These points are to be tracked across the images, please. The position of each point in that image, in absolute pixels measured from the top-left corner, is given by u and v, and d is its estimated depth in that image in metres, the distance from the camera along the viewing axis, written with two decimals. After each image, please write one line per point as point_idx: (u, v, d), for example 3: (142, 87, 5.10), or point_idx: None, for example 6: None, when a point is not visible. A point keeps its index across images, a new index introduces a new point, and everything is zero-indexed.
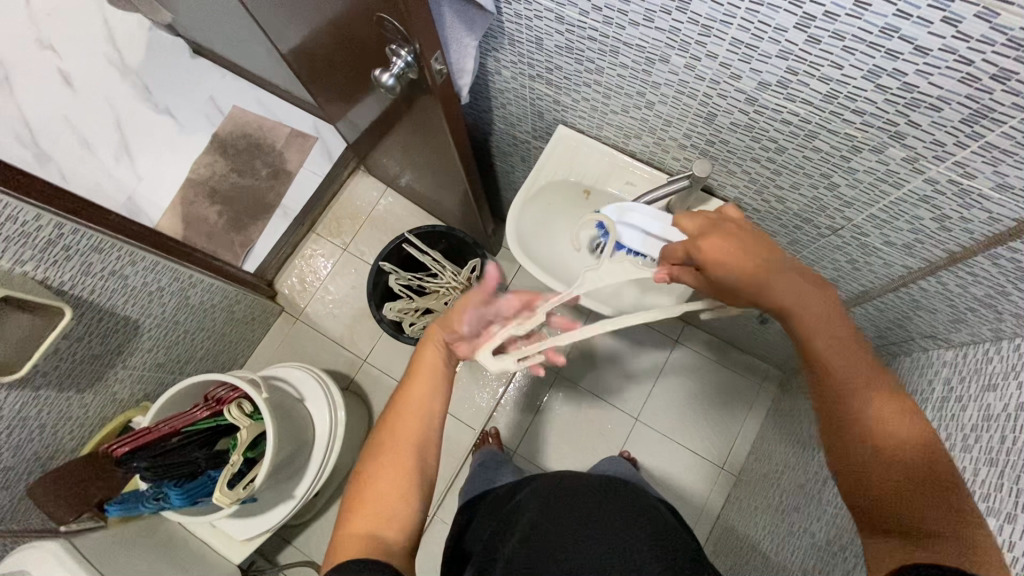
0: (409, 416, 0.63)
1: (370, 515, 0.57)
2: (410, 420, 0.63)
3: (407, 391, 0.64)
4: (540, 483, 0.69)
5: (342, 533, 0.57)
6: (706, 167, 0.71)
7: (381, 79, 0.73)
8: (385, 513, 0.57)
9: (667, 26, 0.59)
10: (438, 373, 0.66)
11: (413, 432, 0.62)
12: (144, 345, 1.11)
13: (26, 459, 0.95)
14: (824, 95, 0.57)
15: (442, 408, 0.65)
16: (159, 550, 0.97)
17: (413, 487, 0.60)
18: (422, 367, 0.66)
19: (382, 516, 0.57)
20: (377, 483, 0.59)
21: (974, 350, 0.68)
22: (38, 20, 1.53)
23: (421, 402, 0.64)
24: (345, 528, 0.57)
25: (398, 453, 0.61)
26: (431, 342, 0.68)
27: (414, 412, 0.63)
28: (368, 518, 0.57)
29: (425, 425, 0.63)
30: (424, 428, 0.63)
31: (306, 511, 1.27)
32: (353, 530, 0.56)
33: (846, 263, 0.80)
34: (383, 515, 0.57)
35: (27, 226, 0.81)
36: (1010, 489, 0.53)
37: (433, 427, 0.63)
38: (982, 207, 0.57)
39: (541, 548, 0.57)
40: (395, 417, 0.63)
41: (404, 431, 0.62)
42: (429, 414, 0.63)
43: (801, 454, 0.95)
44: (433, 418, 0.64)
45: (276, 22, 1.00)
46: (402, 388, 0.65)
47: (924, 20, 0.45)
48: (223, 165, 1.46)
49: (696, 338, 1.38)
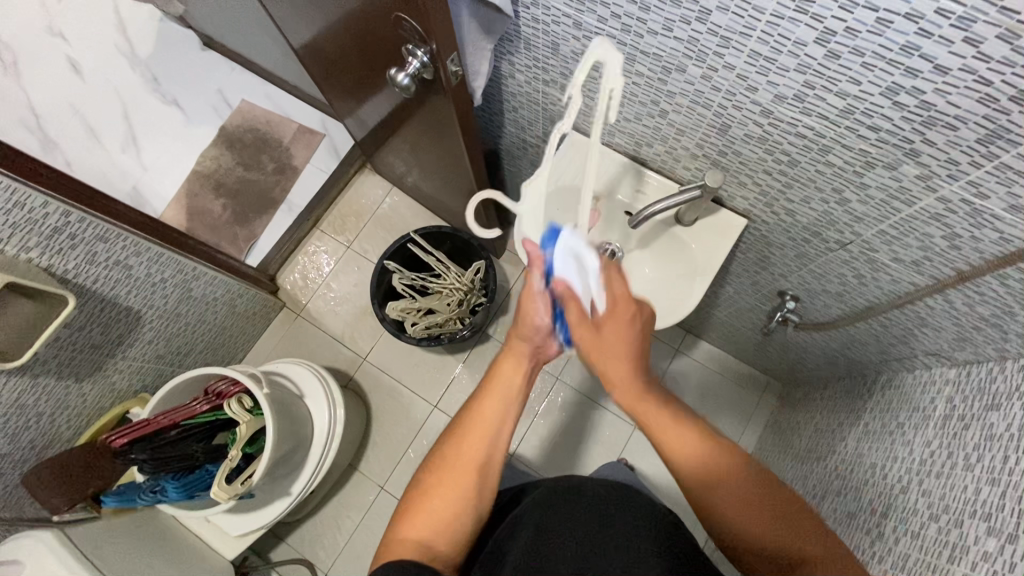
0: (478, 431, 0.65)
1: (424, 523, 0.59)
2: (480, 437, 0.64)
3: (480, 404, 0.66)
4: (544, 487, 0.69)
5: (396, 537, 0.59)
6: (718, 178, 0.72)
7: (396, 78, 0.74)
8: (440, 526, 0.59)
9: (686, 37, 0.60)
10: (513, 387, 0.67)
11: (478, 449, 0.64)
12: (145, 337, 1.11)
13: (23, 446, 0.94)
14: (841, 110, 0.57)
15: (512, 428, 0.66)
16: (154, 543, 0.97)
17: (470, 506, 0.61)
18: (496, 380, 0.67)
19: (436, 528, 0.59)
20: (434, 495, 0.61)
21: (978, 369, 0.68)
22: (49, 8, 1.54)
23: (495, 416, 0.65)
24: (399, 533, 0.59)
25: (458, 469, 0.62)
26: (514, 351, 0.68)
27: (483, 431, 0.65)
28: (423, 528, 0.59)
29: (492, 443, 0.64)
30: (489, 449, 0.64)
31: (301, 508, 1.27)
32: (405, 535, 0.58)
33: (853, 278, 0.80)
34: (436, 528, 0.59)
35: (34, 213, 0.81)
36: (1012, 509, 0.52)
37: (499, 445, 0.65)
38: (993, 226, 0.57)
39: (543, 555, 0.58)
40: (464, 430, 0.65)
41: (468, 447, 0.64)
42: (500, 432, 0.65)
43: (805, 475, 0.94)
44: (499, 438, 0.65)
45: (289, 17, 1.00)
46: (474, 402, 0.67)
47: (944, 40, 0.45)
48: (230, 158, 1.46)
49: (696, 347, 1.39)
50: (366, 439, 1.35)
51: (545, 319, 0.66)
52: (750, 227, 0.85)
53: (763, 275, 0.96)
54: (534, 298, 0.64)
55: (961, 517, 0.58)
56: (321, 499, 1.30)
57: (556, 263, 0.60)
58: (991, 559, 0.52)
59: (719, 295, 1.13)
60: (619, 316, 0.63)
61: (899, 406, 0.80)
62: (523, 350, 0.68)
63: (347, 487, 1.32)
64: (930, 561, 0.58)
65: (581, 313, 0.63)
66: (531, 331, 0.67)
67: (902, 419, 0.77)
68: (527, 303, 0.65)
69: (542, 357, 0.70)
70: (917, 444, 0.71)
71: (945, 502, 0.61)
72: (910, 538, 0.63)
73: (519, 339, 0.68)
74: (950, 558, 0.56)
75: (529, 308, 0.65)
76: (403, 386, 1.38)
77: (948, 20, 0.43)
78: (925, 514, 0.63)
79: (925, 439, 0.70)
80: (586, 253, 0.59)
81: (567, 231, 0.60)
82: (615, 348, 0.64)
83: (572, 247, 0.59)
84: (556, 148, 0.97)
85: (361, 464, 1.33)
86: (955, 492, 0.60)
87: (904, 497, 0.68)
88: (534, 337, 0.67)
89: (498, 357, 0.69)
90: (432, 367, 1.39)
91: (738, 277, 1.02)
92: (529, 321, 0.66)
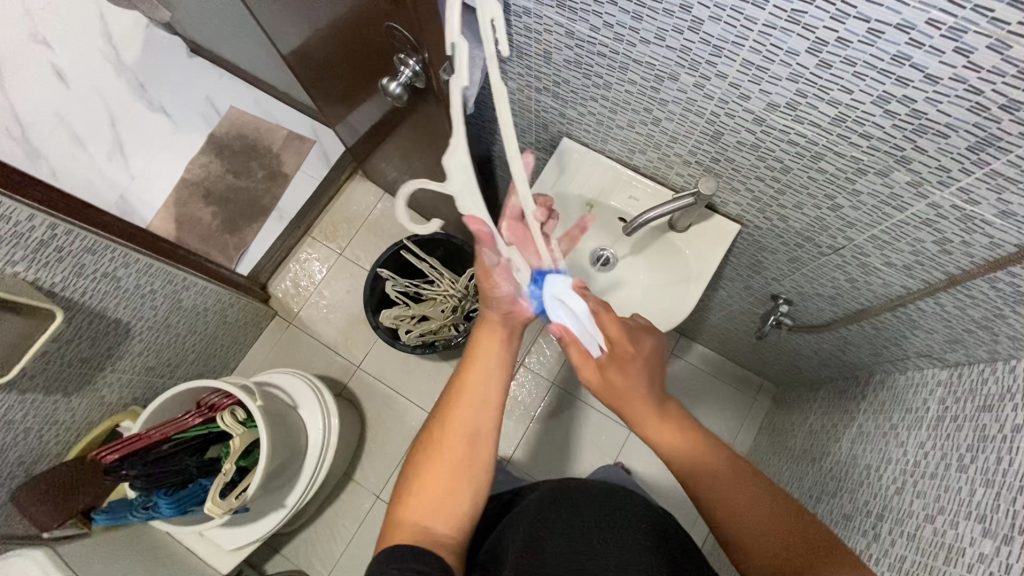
0: (462, 408, 0.63)
1: (420, 505, 0.58)
2: (466, 412, 0.63)
3: (461, 380, 0.66)
4: (545, 488, 0.69)
5: (395, 523, 0.57)
6: (710, 185, 0.73)
7: (389, 87, 0.74)
8: (436, 506, 0.58)
9: (679, 45, 0.60)
10: (493, 357, 0.67)
11: (464, 423, 0.63)
12: (134, 349, 1.09)
13: (10, 464, 0.93)
14: (833, 118, 0.57)
15: (499, 400, 0.65)
16: (144, 558, 0.96)
17: (464, 482, 0.60)
18: (477, 356, 0.67)
19: (432, 509, 0.57)
20: (426, 476, 0.59)
21: (970, 370, 0.69)
22: (33, 16, 1.52)
23: (478, 392, 0.64)
24: (398, 519, 0.57)
25: (446, 448, 0.61)
26: (487, 328, 0.70)
27: (468, 407, 0.63)
28: (421, 510, 0.57)
29: (479, 419, 0.63)
30: (475, 422, 0.63)
31: (295, 518, 1.25)
32: (404, 518, 0.57)
33: (846, 282, 0.81)
34: (432, 507, 0.57)
35: (20, 227, 0.80)
36: (1006, 510, 0.53)
37: (486, 419, 0.63)
38: (983, 231, 0.58)
39: (537, 552, 0.58)
40: (449, 409, 0.64)
41: (455, 421, 0.62)
42: (487, 405, 0.64)
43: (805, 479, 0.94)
44: (488, 410, 0.64)
45: (277, 24, 0.99)
46: (454, 382, 0.66)
47: (935, 50, 0.45)
48: (219, 166, 1.45)
49: (690, 350, 1.40)
50: (360, 448, 1.34)
51: (508, 288, 0.70)
52: (743, 232, 0.86)
53: (756, 279, 0.96)
54: (496, 272, 0.70)
55: (956, 518, 0.58)
56: (315, 509, 1.29)
57: (549, 310, 0.72)
58: (986, 560, 0.52)
59: (712, 299, 1.13)
60: (620, 358, 0.67)
61: (892, 407, 0.81)
62: (495, 320, 0.70)
63: (343, 495, 1.31)
64: (926, 563, 0.59)
65: (583, 354, 0.69)
66: (497, 302, 0.70)
67: (896, 421, 0.78)
68: (491, 278, 0.70)
69: (517, 326, 0.71)
70: (911, 447, 0.71)
71: (940, 504, 0.61)
72: (906, 539, 0.63)
73: (491, 311, 0.71)
74: (946, 560, 0.56)
75: (491, 282, 0.70)
76: (397, 393, 1.38)
77: (938, 31, 0.44)
78: (920, 515, 0.63)
79: (918, 441, 0.71)
80: (569, 296, 0.71)
81: (551, 278, 0.73)
82: (625, 384, 0.65)
83: (558, 294, 0.72)
84: (549, 153, 0.97)
85: (356, 472, 1.32)
86: (950, 494, 0.61)
87: (898, 499, 0.68)
88: (502, 310, 0.70)
89: (473, 335, 0.70)
90: (426, 374, 1.39)
91: (730, 281, 1.02)
92: (494, 294, 0.71)
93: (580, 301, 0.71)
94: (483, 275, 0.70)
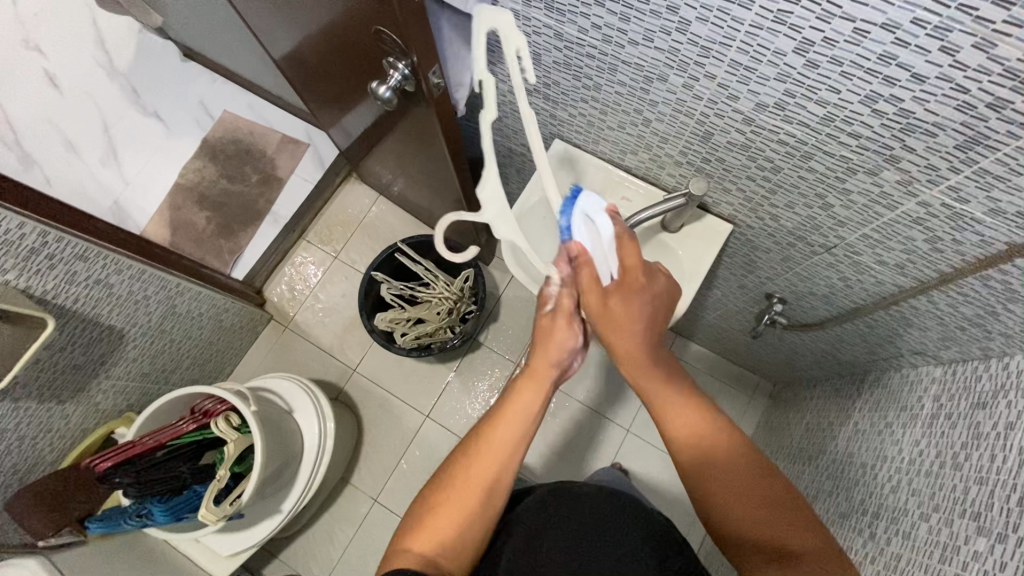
0: (487, 455, 0.62)
1: (431, 536, 0.57)
2: (491, 461, 0.61)
3: (494, 425, 0.63)
4: (542, 487, 0.69)
5: (401, 548, 0.57)
6: (702, 186, 0.73)
7: (378, 91, 0.74)
8: (445, 541, 0.57)
9: (667, 46, 0.59)
10: (529, 410, 0.64)
11: (488, 472, 0.61)
12: (129, 356, 1.09)
13: (5, 471, 0.92)
14: (821, 118, 0.57)
15: (523, 453, 0.63)
16: (139, 564, 0.96)
17: (476, 526, 0.59)
18: (513, 405, 0.64)
19: (441, 543, 0.57)
20: (441, 511, 0.59)
21: (963, 367, 0.69)
22: (24, 21, 1.51)
23: (507, 443, 0.62)
24: (403, 547, 0.58)
25: (466, 488, 0.60)
26: (534, 378, 0.66)
27: (495, 457, 0.62)
28: (429, 543, 0.57)
29: (503, 469, 0.61)
30: (500, 471, 0.61)
31: (293, 524, 1.25)
32: (411, 546, 0.57)
33: (839, 280, 0.81)
34: (441, 542, 0.57)
35: (10, 235, 0.80)
36: (1000, 508, 0.53)
37: (510, 470, 0.62)
38: (974, 229, 0.58)
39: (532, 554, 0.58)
40: (472, 451, 0.62)
41: (480, 470, 0.61)
42: (512, 457, 0.62)
43: (804, 479, 0.93)
44: (511, 463, 0.62)
45: (268, 28, 0.99)
46: (486, 427, 0.64)
47: (922, 49, 0.45)
48: (213, 171, 1.45)
49: (688, 349, 1.40)
50: (357, 451, 1.34)
51: (578, 342, 0.68)
52: (735, 232, 0.86)
53: (750, 279, 0.96)
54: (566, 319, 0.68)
55: (951, 516, 0.58)
56: (312, 514, 1.28)
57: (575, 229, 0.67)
58: (981, 558, 0.52)
59: (708, 298, 1.13)
60: (629, 288, 0.65)
61: (887, 404, 0.81)
62: (547, 372, 0.66)
63: (341, 498, 1.30)
64: (922, 561, 0.59)
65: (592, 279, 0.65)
66: (559, 352, 0.67)
67: (891, 418, 0.78)
68: (560, 329, 0.67)
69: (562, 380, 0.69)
70: (906, 444, 0.71)
71: (935, 502, 0.61)
72: (902, 538, 0.63)
73: (549, 366, 0.67)
74: (942, 558, 0.56)
75: (561, 334, 0.67)
76: (395, 396, 1.38)
77: (924, 30, 0.43)
78: (915, 514, 0.63)
79: (913, 438, 0.71)
80: (598, 216, 0.67)
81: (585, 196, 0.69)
82: (626, 313, 0.64)
83: (587, 210, 0.68)
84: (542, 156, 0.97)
85: (354, 475, 1.32)
86: (945, 492, 0.61)
87: (895, 497, 0.68)
88: (563, 361, 0.67)
89: (517, 385, 0.66)
90: (423, 377, 1.39)
91: (725, 280, 1.02)
92: (558, 344, 0.67)
93: (607, 224, 0.66)
94: (550, 328, 0.68)
